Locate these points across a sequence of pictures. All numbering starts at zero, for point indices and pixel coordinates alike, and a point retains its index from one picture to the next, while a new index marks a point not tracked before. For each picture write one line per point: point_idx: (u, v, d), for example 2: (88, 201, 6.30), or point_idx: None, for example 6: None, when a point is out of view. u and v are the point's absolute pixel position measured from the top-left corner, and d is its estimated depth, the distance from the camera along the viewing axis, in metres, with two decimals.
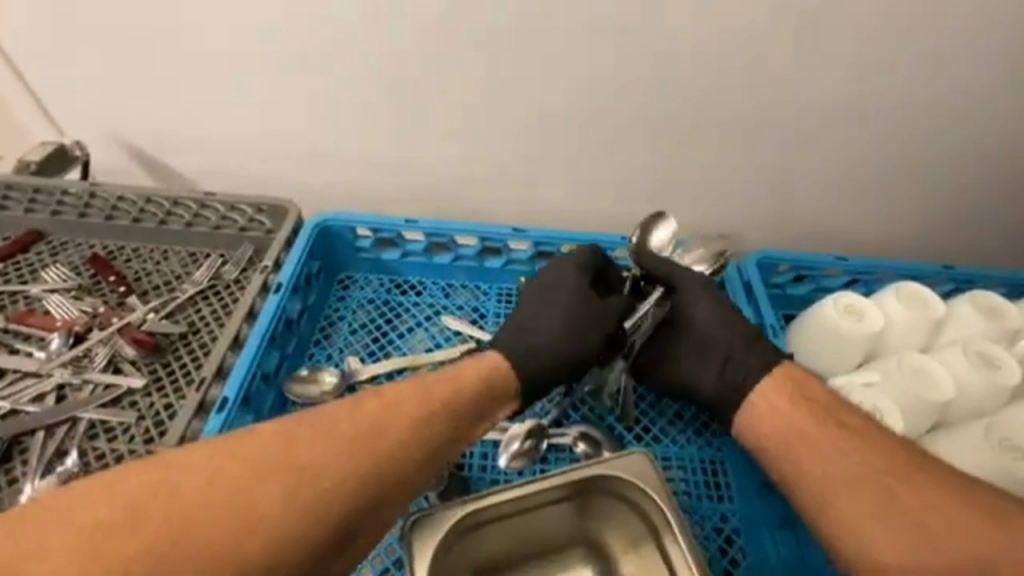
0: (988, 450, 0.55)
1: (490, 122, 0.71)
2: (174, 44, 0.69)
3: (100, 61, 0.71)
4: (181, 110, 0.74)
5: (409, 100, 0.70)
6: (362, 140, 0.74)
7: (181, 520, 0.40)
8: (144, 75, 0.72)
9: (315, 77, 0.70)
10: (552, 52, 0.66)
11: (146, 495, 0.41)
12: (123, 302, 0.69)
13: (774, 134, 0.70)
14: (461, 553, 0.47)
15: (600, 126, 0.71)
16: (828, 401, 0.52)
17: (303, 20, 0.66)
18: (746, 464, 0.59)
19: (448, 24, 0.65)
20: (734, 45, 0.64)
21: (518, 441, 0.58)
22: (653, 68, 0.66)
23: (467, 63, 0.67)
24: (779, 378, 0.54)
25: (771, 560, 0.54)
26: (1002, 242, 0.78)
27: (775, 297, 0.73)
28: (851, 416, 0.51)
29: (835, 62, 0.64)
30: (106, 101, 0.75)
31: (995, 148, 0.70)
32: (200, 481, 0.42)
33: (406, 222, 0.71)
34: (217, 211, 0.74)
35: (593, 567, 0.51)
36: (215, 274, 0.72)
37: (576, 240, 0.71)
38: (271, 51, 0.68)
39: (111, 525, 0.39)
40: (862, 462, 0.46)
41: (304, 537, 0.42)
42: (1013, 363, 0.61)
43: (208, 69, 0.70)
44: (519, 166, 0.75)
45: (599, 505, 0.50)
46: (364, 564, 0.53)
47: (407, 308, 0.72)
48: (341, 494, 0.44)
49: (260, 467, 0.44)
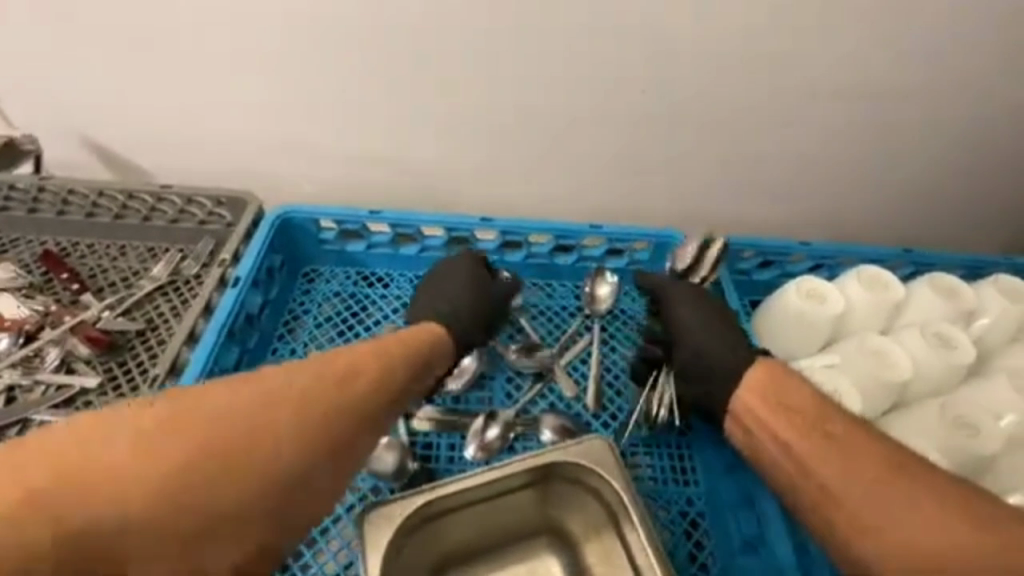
0: (944, 429, 0.57)
1: (489, 122, 0.70)
2: (173, 44, 0.66)
3: (97, 60, 0.68)
4: (177, 110, 0.71)
5: (409, 100, 0.69)
6: (356, 139, 0.72)
7: (168, 484, 0.37)
8: (142, 75, 0.69)
9: (314, 77, 0.68)
10: (552, 52, 0.65)
11: (118, 462, 0.37)
12: (76, 300, 0.67)
13: (775, 135, 0.70)
14: (420, 546, 0.47)
15: (600, 127, 0.70)
16: (811, 407, 0.48)
17: (303, 21, 0.64)
18: (710, 448, 0.60)
19: (450, 25, 0.63)
20: (734, 45, 0.64)
21: (485, 431, 0.59)
22: (653, 68, 0.66)
23: (468, 63, 0.66)
24: (756, 387, 0.52)
25: (734, 541, 0.55)
26: (967, 230, 0.79)
27: (741, 283, 0.74)
28: (836, 423, 0.46)
29: (835, 62, 0.65)
30: (99, 101, 0.71)
31: (970, 139, 0.71)
32: (177, 444, 0.39)
33: (370, 213, 0.70)
34: (174, 204, 0.73)
35: (556, 554, 0.51)
36: (174, 270, 0.69)
37: (543, 230, 0.70)
38: (270, 50, 0.66)
39: (88, 501, 0.35)
40: (852, 476, 0.43)
41: (301, 491, 0.42)
42: (968, 343, 0.62)
43: (202, 69, 0.68)
44: (513, 162, 0.73)
45: (559, 493, 0.50)
46: (329, 559, 0.53)
47: (373, 300, 0.71)
48: (327, 447, 0.44)
49: (244, 424, 0.41)
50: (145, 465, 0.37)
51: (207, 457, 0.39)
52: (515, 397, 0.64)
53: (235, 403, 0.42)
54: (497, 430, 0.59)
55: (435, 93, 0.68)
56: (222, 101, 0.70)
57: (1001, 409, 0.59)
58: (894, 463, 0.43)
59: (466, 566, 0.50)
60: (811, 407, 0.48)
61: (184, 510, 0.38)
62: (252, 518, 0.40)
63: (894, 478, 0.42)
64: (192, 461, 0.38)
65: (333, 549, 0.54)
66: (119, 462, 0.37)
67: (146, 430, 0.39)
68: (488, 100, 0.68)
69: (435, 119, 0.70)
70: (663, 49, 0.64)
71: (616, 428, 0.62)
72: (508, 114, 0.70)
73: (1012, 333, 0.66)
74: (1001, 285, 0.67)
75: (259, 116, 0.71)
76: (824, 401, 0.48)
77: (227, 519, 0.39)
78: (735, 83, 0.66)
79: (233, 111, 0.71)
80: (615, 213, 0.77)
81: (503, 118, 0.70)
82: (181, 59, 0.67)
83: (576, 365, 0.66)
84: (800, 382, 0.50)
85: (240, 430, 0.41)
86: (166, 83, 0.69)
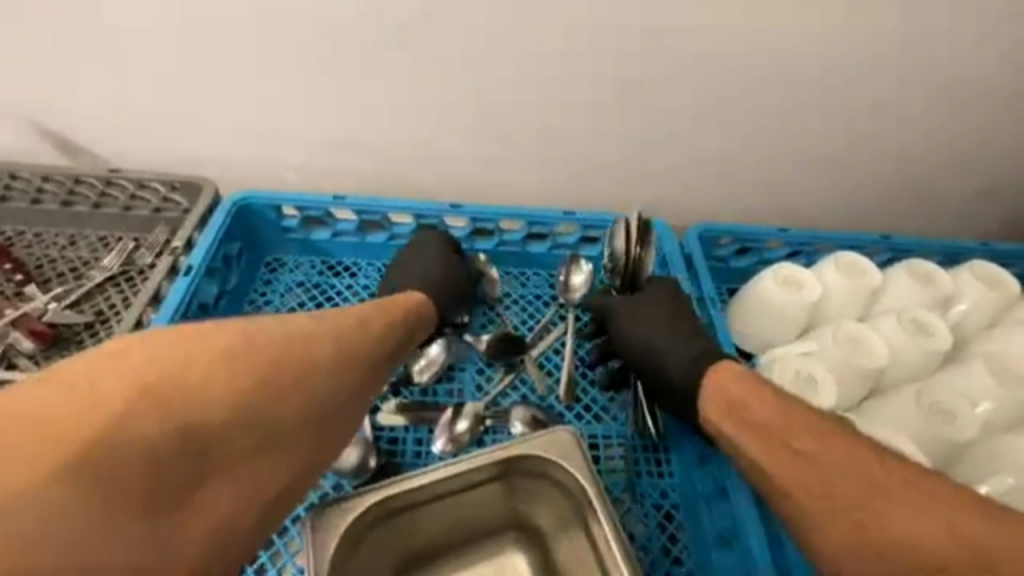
0: (922, 415, 0.56)
1: (485, 120, 0.69)
2: (162, 41, 0.63)
3: (80, 56, 0.65)
4: (156, 105, 0.68)
5: (400, 97, 0.67)
6: (341, 135, 0.70)
7: (225, 408, 0.40)
8: (128, 73, 0.66)
9: (305, 76, 0.65)
10: (548, 49, 0.63)
11: (178, 387, 0.38)
12: (20, 292, 0.63)
13: (772, 130, 0.70)
14: (378, 548, 0.45)
15: (594, 123, 0.69)
16: (774, 422, 0.46)
17: (298, 19, 0.62)
18: (685, 438, 0.58)
19: (450, 25, 0.62)
20: (732, 41, 0.63)
21: (450, 425, 0.57)
22: (651, 66, 0.65)
23: (462, 60, 0.64)
24: (721, 402, 0.51)
25: (708, 534, 0.53)
26: (944, 222, 0.79)
27: (718, 271, 0.72)
28: (802, 435, 0.45)
29: (831, 57, 0.64)
30: (70, 93, 0.67)
31: (951, 125, 0.70)
32: (229, 372, 0.41)
33: (333, 199, 0.67)
34: (125, 190, 0.69)
35: (525, 551, 0.50)
36: (126, 259, 0.66)
37: (515, 216, 0.68)
38: (266, 49, 0.64)
39: (156, 419, 0.36)
40: (822, 495, 0.42)
41: (340, 421, 0.46)
42: (945, 329, 0.61)
43: (188, 66, 0.65)
44: (499, 155, 0.71)
45: (525, 489, 0.48)
46: (284, 561, 0.51)
47: (339, 290, 0.68)
48: (355, 384, 0.48)
49: (288, 356, 0.44)
50: (202, 392, 0.39)
51: (257, 386, 0.42)
52: (485, 389, 0.61)
53: (277, 338, 0.45)
54: (466, 423, 0.57)
55: (406, 78, 0.66)
56: (181, 85, 0.66)
57: (978, 395, 0.58)
58: (866, 470, 0.42)
59: (430, 564, 0.49)
60: (774, 420, 0.46)
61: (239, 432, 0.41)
62: (297, 443, 0.44)
63: (866, 489, 0.41)
64: (246, 389, 0.41)
65: (292, 551, 0.51)
66: (180, 386, 0.38)
67: (199, 358, 0.40)
68: (462, 85, 0.66)
69: (407, 106, 0.68)
70: (645, 33, 0.63)
71: (588, 419, 0.60)
72: (482, 99, 0.67)
73: (989, 319, 0.65)
74: (977, 271, 0.67)
75: (220, 102, 0.67)
76: (790, 409, 0.47)
77: (274, 442, 0.42)
78: (716, 69, 0.65)
79: (193, 95, 0.67)
80: (591, 201, 0.75)
81: (478, 104, 0.67)
82: (138, 41, 0.63)
83: (549, 356, 0.64)
84: (764, 390, 0.49)
85: (285, 363, 0.44)
86: (121, 66, 0.65)
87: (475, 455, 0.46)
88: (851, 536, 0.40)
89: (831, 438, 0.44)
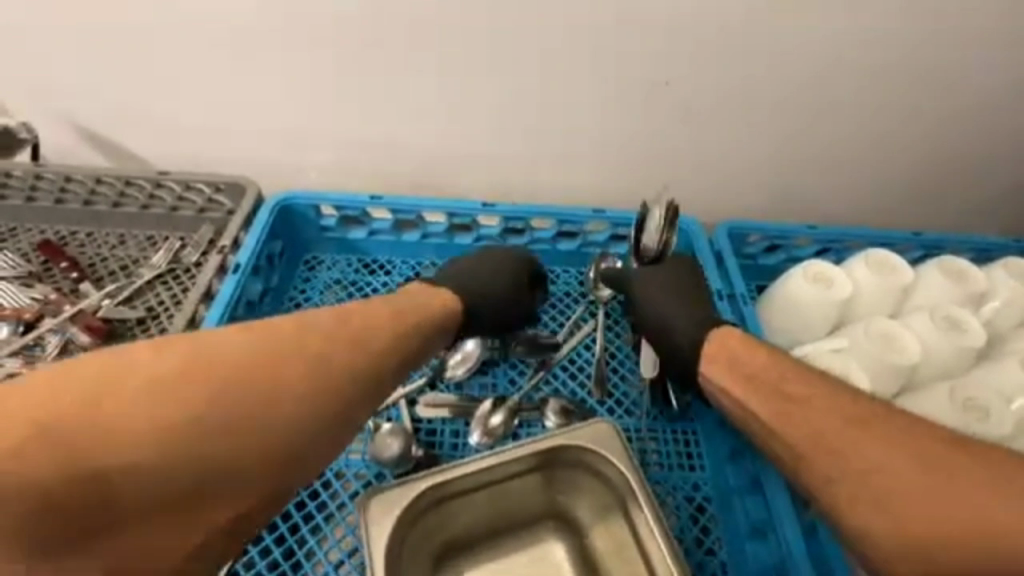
0: (954, 411, 0.56)
1: (513, 120, 0.70)
2: (203, 48, 0.66)
3: (126, 63, 0.68)
4: (197, 110, 0.71)
5: (431, 100, 0.69)
6: (373, 137, 0.72)
7: (162, 448, 0.39)
8: (171, 78, 0.69)
9: (339, 80, 0.68)
10: (575, 52, 0.65)
11: (116, 422, 0.38)
12: (76, 289, 0.66)
13: (799, 129, 0.70)
14: (424, 532, 0.47)
15: (621, 122, 0.70)
16: (768, 371, 0.48)
17: (331, 25, 0.64)
18: (716, 432, 0.59)
19: (479, 28, 0.64)
20: (758, 41, 0.64)
21: (488, 419, 0.58)
22: (676, 66, 0.66)
23: (491, 63, 0.66)
24: (720, 357, 0.52)
25: (740, 526, 0.54)
26: (976, 218, 0.78)
27: (747, 268, 0.73)
28: (794, 382, 0.47)
29: (856, 56, 0.65)
30: (117, 99, 0.71)
31: (983, 122, 0.70)
32: (169, 407, 0.40)
33: (370, 198, 0.69)
34: (172, 191, 0.72)
35: (564, 539, 0.51)
36: (174, 257, 0.69)
37: (546, 214, 0.69)
38: (301, 54, 0.66)
39: (94, 445, 0.37)
40: (821, 432, 0.44)
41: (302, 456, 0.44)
42: (979, 326, 0.61)
43: (229, 71, 0.68)
44: (527, 154, 0.73)
45: (565, 478, 0.50)
46: (330, 546, 0.53)
47: (375, 287, 0.71)
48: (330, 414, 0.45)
49: (245, 389, 0.42)
50: (137, 429, 0.38)
51: (205, 424, 0.40)
52: (518, 383, 0.63)
53: (238, 363, 0.43)
54: (500, 416, 0.59)
55: (439, 81, 0.67)
56: (224, 91, 0.69)
57: (1012, 392, 0.58)
58: (861, 414, 0.43)
59: (472, 552, 0.50)
60: (768, 371, 0.48)
61: (177, 474, 0.39)
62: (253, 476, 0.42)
63: (854, 432, 0.43)
64: (186, 429, 0.40)
65: (337, 537, 0.53)
66: (114, 420, 0.38)
67: (151, 386, 0.40)
68: (493, 87, 0.68)
69: (438, 107, 0.70)
70: (672, 35, 0.64)
71: (621, 413, 0.61)
72: (513, 100, 0.69)
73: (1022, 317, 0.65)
74: (1011, 268, 0.66)
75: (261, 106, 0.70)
76: (781, 360, 0.49)
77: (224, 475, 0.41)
78: (744, 69, 0.66)
79: (235, 101, 0.70)
80: (619, 199, 0.76)
81: (508, 104, 0.69)
82: (182, 49, 0.66)
83: (580, 351, 0.66)
84: (758, 347, 0.51)
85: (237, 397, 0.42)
86: (169, 74, 0.68)
87: (510, 447, 0.47)
88: (848, 479, 0.42)
89: (820, 385, 0.46)
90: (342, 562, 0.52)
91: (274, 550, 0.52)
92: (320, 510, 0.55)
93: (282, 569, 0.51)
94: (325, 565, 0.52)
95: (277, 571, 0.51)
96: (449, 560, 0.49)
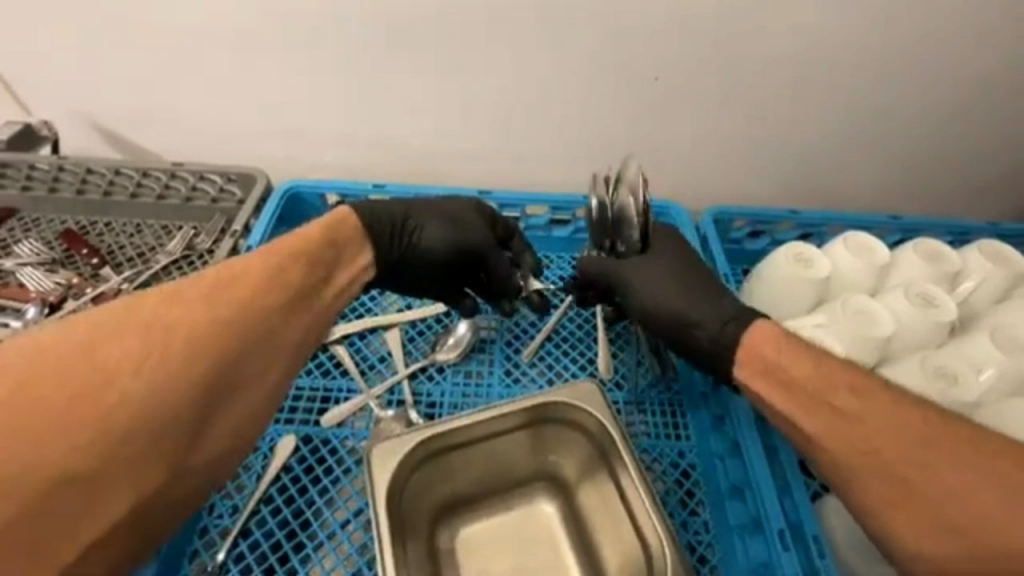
0: (927, 379, 0.59)
1: (501, 114, 0.74)
2: (206, 45, 0.70)
3: (131, 61, 0.72)
4: (202, 105, 0.75)
5: (422, 94, 0.73)
6: (369, 127, 0.76)
7: (110, 438, 0.37)
8: (177, 77, 0.73)
9: (334, 76, 0.72)
10: (558, 47, 0.68)
11: (13, 456, 0.35)
12: (96, 274, 0.71)
13: (775, 119, 0.73)
14: (417, 489, 0.50)
15: (604, 114, 0.74)
16: (812, 382, 0.48)
17: (324, 21, 0.67)
18: (700, 406, 0.62)
19: (466, 27, 0.67)
20: (732, 38, 0.67)
21: (451, 337, 0.66)
22: (653, 62, 0.69)
23: (478, 58, 0.69)
24: (759, 365, 0.52)
25: (721, 486, 0.57)
26: (948, 202, 0.82)
27: (732, 253, 0.76)
28: (841, 394, 0.47)
29: (827, 52, 0.68)
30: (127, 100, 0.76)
31: (951, 112, 0.73)
32: (146, 388, 0.39)
33: (373, 187, 0.73)
34: (186, 181, 0.76)
35: (554, 499, 0.55)
36: (188, 245, 0.73)
37: (538, 200, 0.73)
38: (297, 51, 0.70)
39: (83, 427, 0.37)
40: (908, 462, 0.43)
41: (208, 453, 0.44)
42: (950, 303, 0.64)
43: (230, 67, 0.72)
44: (518, 145, 0.77)
45: (552, 437, 0.53)
46: (336, 507, 0.56)
47: None
48: (230, 401, 0.45)
49: (204, 359, 0.42)
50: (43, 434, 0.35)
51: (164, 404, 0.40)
52: (514, 359, 0.67)
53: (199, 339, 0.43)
54: (467, 336, 0.67)
55: (433, 75, 0.71)
56: (226, 87, 0.73)
57: (983, 362, 0.60)
58: (904, 419, 0.45)
59: (466, 511, 0.54)
60: (814, 380, 0.48)
61: (86, 483, 0.37)
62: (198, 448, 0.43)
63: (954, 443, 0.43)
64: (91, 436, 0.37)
65: (343, 498, 0.57)
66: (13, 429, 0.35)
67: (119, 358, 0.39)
68: (481, 83, 0.72)
69: (431, 103, 0.73)
70: (649, 32, 0.67)
71: (610, 385, 0.64)
72: (499, 94, 0.72)
73: (998, 295, 0.68)
74: (986, 249, 0.69)
75: (266, 101, 0.74)
76: (824, 367, 0.49)
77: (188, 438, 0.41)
78: (729, 62, 0.69)
79: (240, 96, 0.74)
80: None
81: (495, 97, 0.73)
82: (185, 45, 0.70)
83: (570, 329, 0.69)
84: (794, 349, 0.51)
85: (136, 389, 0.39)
86: (176, 74, 0.72)
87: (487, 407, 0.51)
88: (938, 503, 0.41)
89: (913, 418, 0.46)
90: (348, 521, 0.56)
91: (284, 509, 0.56)
92: (327, 474, 0.58)
93: (291, 528, 0.55)
94: (332, 524, 0.55)
95: (287, 528, 0.55)
96: (448, 518, 0.53)
